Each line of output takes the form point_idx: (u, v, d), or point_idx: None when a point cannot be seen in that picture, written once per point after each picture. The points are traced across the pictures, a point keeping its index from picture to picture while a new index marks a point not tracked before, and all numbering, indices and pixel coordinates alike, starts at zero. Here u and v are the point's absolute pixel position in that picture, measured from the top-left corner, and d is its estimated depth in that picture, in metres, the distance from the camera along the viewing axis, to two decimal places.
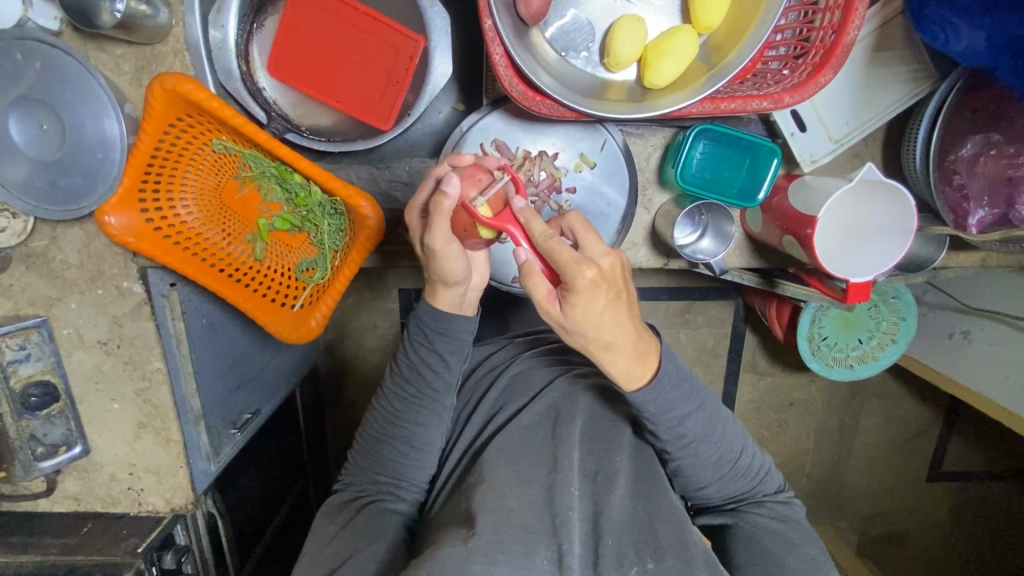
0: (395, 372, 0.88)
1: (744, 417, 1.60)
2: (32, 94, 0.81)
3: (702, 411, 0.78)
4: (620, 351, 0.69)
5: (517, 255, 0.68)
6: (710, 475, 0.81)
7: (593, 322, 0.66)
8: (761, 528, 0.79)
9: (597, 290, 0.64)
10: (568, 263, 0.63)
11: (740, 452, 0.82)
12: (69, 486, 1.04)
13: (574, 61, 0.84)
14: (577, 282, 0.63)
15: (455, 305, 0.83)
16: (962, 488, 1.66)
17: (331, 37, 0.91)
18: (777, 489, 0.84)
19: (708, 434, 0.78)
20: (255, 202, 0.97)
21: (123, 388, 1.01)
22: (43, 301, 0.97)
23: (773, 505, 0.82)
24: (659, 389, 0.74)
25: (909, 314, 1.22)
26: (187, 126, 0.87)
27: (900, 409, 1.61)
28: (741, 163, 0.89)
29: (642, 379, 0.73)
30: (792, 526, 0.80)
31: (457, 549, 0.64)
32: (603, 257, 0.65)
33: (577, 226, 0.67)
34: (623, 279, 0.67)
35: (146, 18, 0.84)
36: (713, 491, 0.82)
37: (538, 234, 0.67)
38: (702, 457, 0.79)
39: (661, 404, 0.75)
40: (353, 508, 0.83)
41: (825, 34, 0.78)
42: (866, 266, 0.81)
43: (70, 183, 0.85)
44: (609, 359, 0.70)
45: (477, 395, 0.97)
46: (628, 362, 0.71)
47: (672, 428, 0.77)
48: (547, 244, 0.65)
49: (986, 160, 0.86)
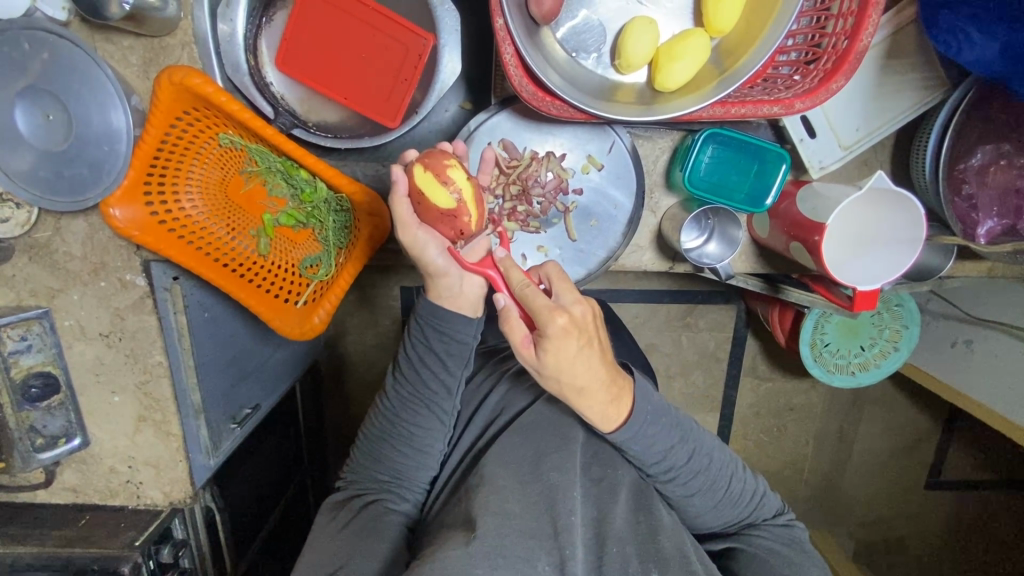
0: (398, 371, 0.88)
1: (743, 421, 1.60)
2: (39, 83, 0.81)
3: (685, 442, 0.76)
4: (596, 396, 0.69)
5: (495, 300, 0.71)
6: (704, 504, 0.79)
7: (565, 368, 0.66)
8: (764, 548, 0.79)
9: (569, 335, 0.64)
10: (539, 309, 0.65)
11: (730, 477, 0.80)
12: (68, 478, 1.03)
13: (584, 61, 0.84)
14: (548, 328, 0.64)
15: (450, 293, 0.81)
16: (960, 497, 1.66)
17: (339, 34, 0.91)
18: (777, 512, 0.83)
19: (691, 465, 0.76)
20: (260, 197, 0.96)
21: (125, 380, 1.00)
22: (44, 292, 0.97)
23: (772, 529, 0.81)
24: (637, 427, 0.73)
25: (911, 322, 1.22)
26: (194, 119, 0.88)
27: (900, 417, 1.61)
28: (750, 168, 0.89)
29: (619, 420, 0.72)
30: (795, 548, 0.80)
31: (458, 551, 0.64)
32: (574, 305, 0.67)
33: (553, 277, 0.70)
34: (595, 326, 0.68)
35: (155, 10, 0.83)
36: (711, 519, 0.80)
37: (514, 283, 0.71)
38: (691, 487, 0.77)
39: (642, 441, 0.73)
40: (355, 506, 0.82)
41: (838, 40, 0.78)
42: (875, 274, 0.80)
43: (76, 174, 0.84)
44: (582, 403, 0.69)
45: (469, 409, 0.96)
46: (604, 405, 0.70)
47: (656, 463, 0.75)
48: (523, 292, 0.68)
49: (996, 170, 0.88)
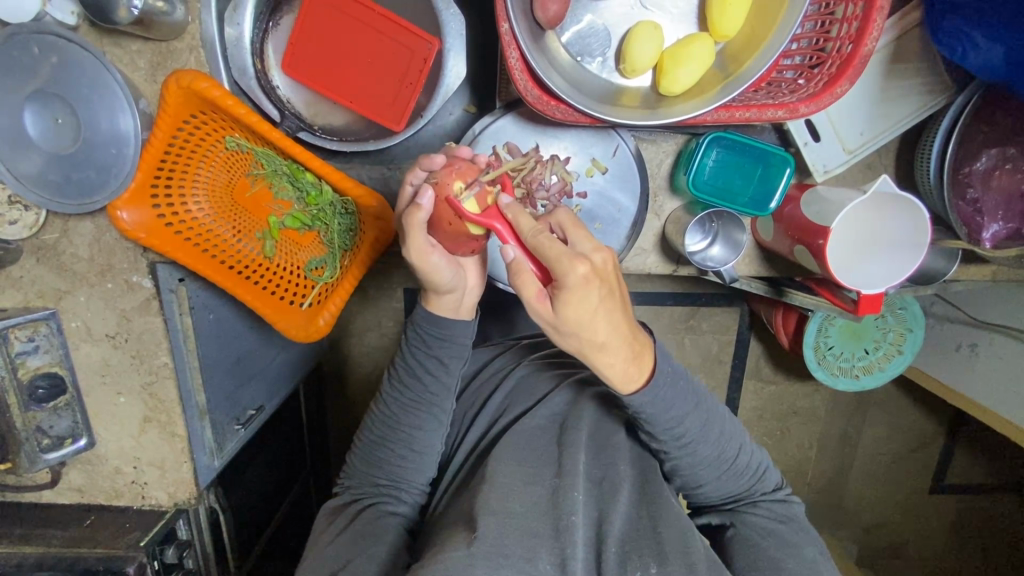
0: (394, 378, 0.87)
1: (746, 424, 1.60)
2: (48, 87, 0.81)
3: (699, 410, 0.76)
4: (615, 352, 0.67)
5: (505, 253, 0.67)
6: (708, 475, 0.79)
7: (587, 323, 0.63)
8: (759, 529, 0.78)
9: (590, 285, 0.61)
10: (557, 257, 0.61)
11: (737, 451, 0.80)
12: (73, 479, 1.04)
13: (589, 65, 0.84)
14: (568, 278, 0.61)
15: (453, 308, 0.83)
16: (964, 501, 1.66)
17: (345, 38, 0.91)
18: (776, 486, 0.83)
19: (704, 435, 0.77)
20: (266, 199, 0.96)
21: (130, 381, 1.01)
22: (52, 294, 0.97)
23: (769, 505, 0.80)
24: (655, 392, 0.72)
25: (915, 325, 1.22)
26: (200, 123, 0.89)
27: (905, 420, 1.61)
28: (754, 172, 0.89)
29: (638, 380, 0.71)
30: (791, 526, 0.79)
31: (460, 551, 0.64)
32: (595, 253, 0.63)
33: (567, 224, 0.66)
34: (615, 276, 0.64)
35: (163, 15, 0.83)
36: (711, 491, 0.81)
37: (526, 231, 0.66)
38: (699, 457, 0.77)
39: (658, 404, 0.73)
40: (351, 512, 0.82)
41: (843, 45, 0.78)
42: (877, 279, 0.81)
43: (84, 177, 0.85)
44: (603, 360, 0.67)
45: (476, 405, 0.96)
46: (625, 364, 0.68)
47: (669, 430, 0.75)
48: (536, 241, 0.64)
49: (1001, 174, 0.87)
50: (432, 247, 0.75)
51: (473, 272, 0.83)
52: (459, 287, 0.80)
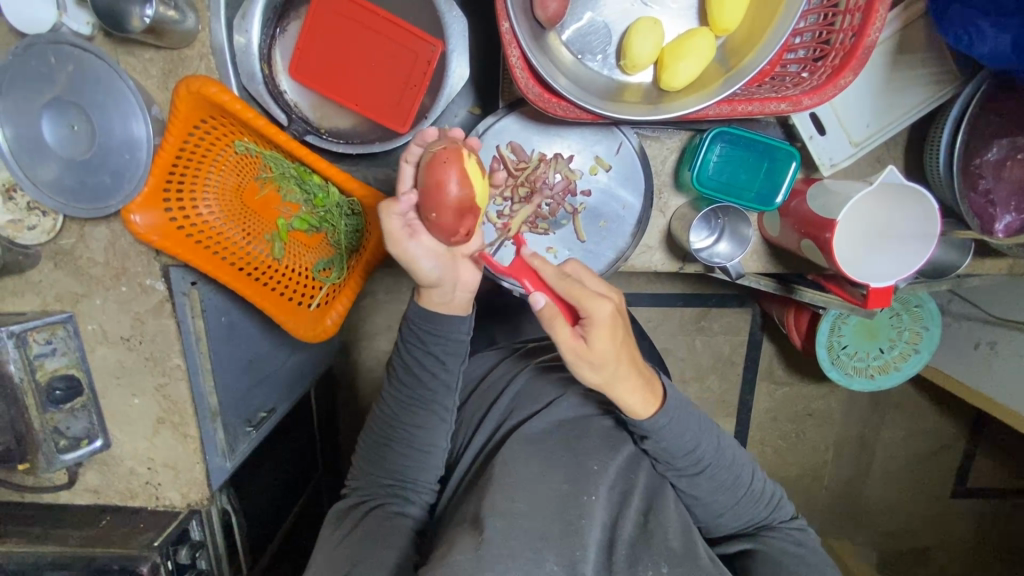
0: (394, 378, 0.86)
1: (760, 426, 1.58)
2: (64, 95, 0.84)
3: (713, 435, 0.77)
4: (635, 381, 0.71)
5: (534, 301, 0.68)
6: (726, 501, 0.78)
7: (612, 353, 0.67)
8: (774, 548, 0.77)
9: (616, 322, 0.67)
10: (587, 297, 0.66)
11: (751, 475, 0.80)
12: (90, 479, 1.06)
13: (590, 63, 0.85)
14: (597, 315, 0.66)
15: (444, 303, 0.82)
16: (986, 505, 1.62)
17: (351, 42, 0.93)
18: (792, 517, 0.82)
19: (720, 457, 0.77)
20: (275, 202, 0.99)
21: (145, 383, 1.02)
22: (69, 297, 1.00)
23: (788, 530, 0.79)
24: (670, 415, 0.74)
25: (932, 322, 1.19)
26: (210, 127, 0.90)
27: (924, 422, 1.57)
28: (759, 167, 0.89)
29: (655, 405, 0.73)
30: (809, 550, 0.78)
31: (467, 555, 0.64)
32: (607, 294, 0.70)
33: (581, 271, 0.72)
34: (625, 317, 0.71)
35: (174, 23, 0.86)
36: (731, 519, 0.79)
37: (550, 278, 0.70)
38: (715, 483, 0.77)
39: (676, 427, 0.74)
40: (356, 517, 0.82)
41: (846, 37, 0.78)
42: (888, 271, 0.79)
43: (98, 182, 0.87)
44: (624, 390, 0.71)
45: (484, 406, 0.95)
46: (642, 392, 0.72)
47: (685, 454, 0.75)
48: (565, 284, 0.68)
49: (1012, 164, 0.87)
50: (410, 231, 0.77)
51: (469, 265, 0.82)
52: (446, 280, 0.80)
